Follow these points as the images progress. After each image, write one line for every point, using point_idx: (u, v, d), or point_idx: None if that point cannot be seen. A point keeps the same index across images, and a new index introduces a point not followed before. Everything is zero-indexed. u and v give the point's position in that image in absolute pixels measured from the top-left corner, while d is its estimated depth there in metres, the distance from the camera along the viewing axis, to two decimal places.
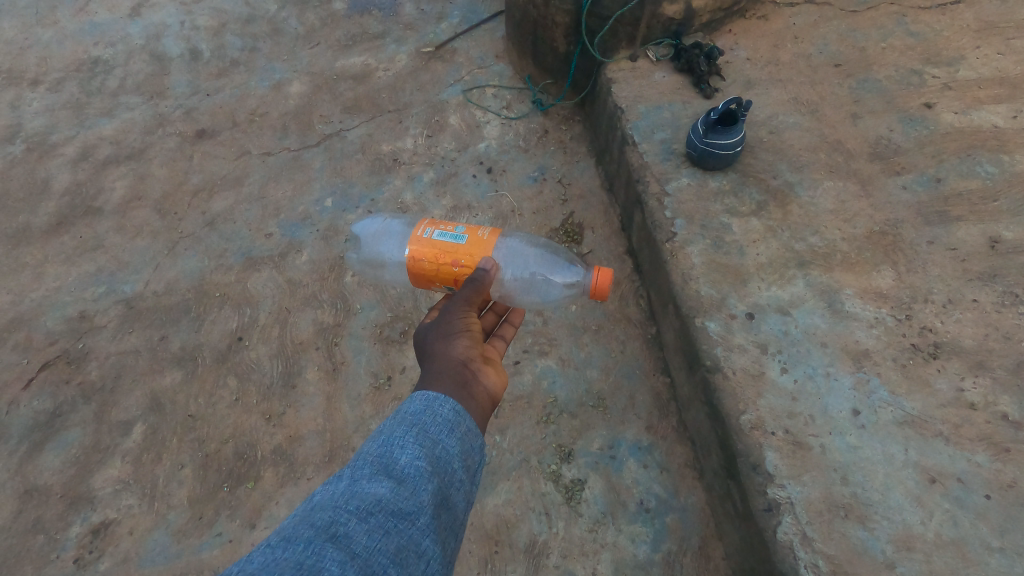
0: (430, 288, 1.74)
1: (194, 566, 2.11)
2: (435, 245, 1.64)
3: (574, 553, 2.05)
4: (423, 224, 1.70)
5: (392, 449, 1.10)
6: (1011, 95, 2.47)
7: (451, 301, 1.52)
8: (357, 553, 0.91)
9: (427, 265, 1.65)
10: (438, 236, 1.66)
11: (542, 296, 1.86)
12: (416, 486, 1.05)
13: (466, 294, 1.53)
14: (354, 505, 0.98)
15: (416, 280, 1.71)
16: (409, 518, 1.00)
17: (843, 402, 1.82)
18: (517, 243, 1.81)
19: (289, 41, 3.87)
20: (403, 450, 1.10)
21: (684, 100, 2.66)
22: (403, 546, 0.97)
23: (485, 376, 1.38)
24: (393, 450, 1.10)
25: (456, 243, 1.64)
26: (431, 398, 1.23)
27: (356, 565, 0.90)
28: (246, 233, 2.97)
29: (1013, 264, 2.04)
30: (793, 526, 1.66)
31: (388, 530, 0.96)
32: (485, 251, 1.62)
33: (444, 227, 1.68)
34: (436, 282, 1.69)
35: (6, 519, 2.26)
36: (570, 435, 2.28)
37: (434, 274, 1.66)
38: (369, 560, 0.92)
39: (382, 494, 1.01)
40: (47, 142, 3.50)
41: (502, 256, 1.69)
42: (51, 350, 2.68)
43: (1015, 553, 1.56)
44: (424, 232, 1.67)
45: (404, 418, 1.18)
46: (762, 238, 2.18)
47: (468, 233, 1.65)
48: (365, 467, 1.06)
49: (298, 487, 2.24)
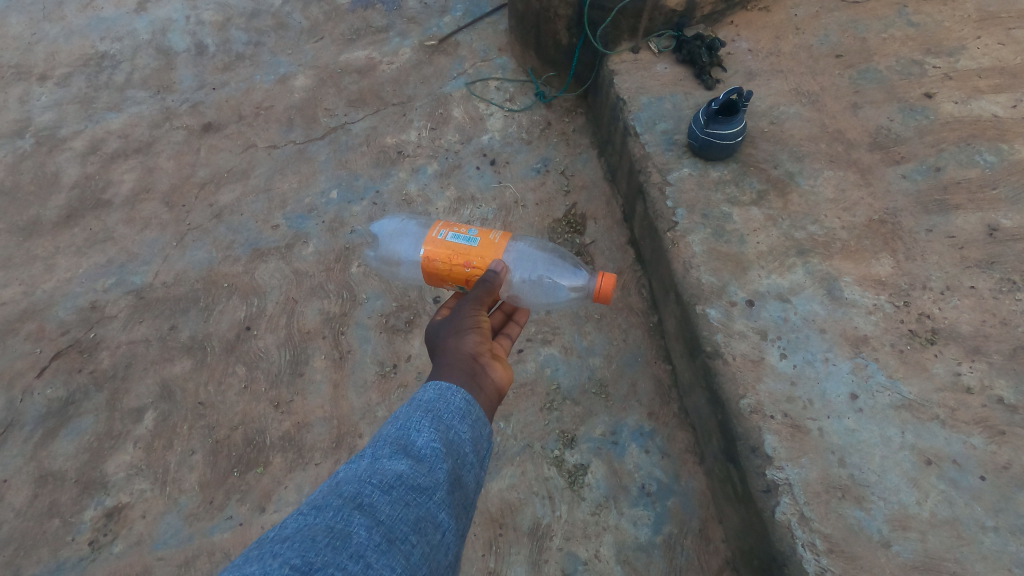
0: (442, 286, 1.78)
1: (206, 548, 2.16)
2: (448, 246, 1.68)
3: (577, 535, 2.09)
4: (438, 226, 1.74)
5: (409, 430, 1.14)
6: (1011, 85, 2.48)
7: (463, 300, 1.56)
8: (382, 521, 0.96)
9: (440, 265, 1.69)
10: (451, 238, 1.69)
11: (547, 299, 1.89)
12: (433, 465, 1.09)
13: (477, 293, 1.57)
14: (376, 479, 1.03)
15: (429, 279, 1.75)
16: (427, 492, 1.04)
17: (841, 386, 1.85)
18: (527, 246, 1.84)
19: (293, 36, 3.90)
20: (420, 432, 1.14)
21: (685, 92, 2.69)
22: (422, 517, 1.01)
23: (493, 371, 1.41)
24: (410, 431, 1.13)
25: (468, 245, 1.68)
26: (444, 388, 1.26)
27: (381, 531, 0.95)
28: (253, 224, 3.02)
29: (1011, 251, 2.06)
30: (791, 507, 1.70)
31: (408, 502, 1.01)
32: (496, 254, 1.66)
33: (458, 229, 1.71)
34: (448, 282, 1.73)
35: (22, 503, 2.32)
36: (572, 421, 2.32)
37: (446, 274, 1.70)
38: (392, 527, 0.96)
39: (402, 470, 1.05)
40: (56, 136, 3.55)
41: (513, 258, 1.71)
42: (63, 340, 2.73)
43: (1009, 532, 1.59)
44: (438, 233, 1.71)
45: (419, 404, 1.21)
46: (763, 227, 2.21)
47: (480, 236, 1.69)
48: (384, 446, 1.11)
49: (307, 472, 2.29)
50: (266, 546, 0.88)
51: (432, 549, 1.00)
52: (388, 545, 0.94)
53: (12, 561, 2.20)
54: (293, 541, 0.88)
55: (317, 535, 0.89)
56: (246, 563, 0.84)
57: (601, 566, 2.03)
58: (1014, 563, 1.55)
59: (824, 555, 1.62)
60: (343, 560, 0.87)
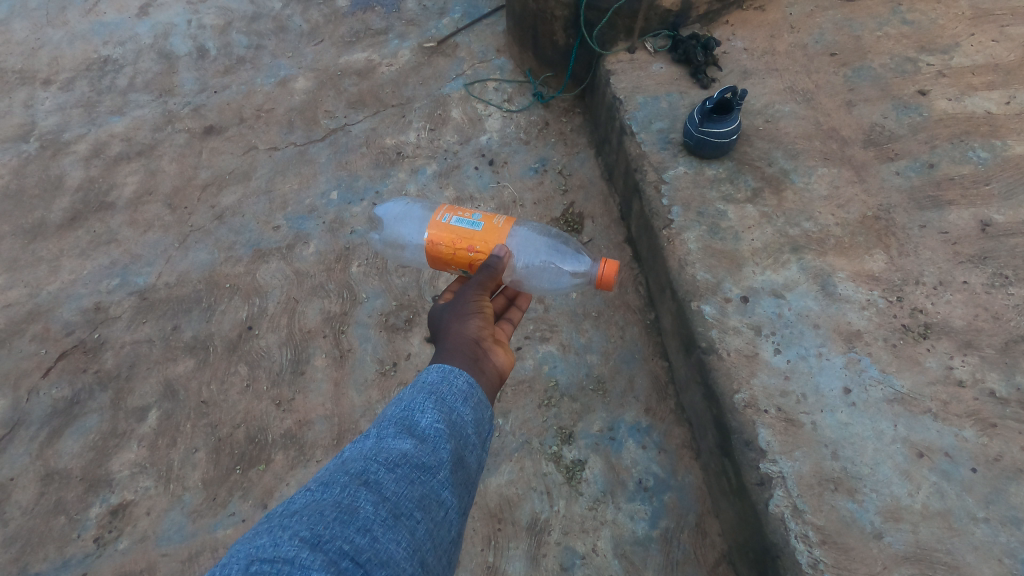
0: (445, 271, 1.81)
1: (210, 544, 2.20)
2: (452, 230, 1.71)
3: (575, 530, 2.11)
4: (442, 210, 1.77)
5: (413, 411, 1.16)
6: (1005, 81, 2.50)
7: (467, 285, 1.59)
8: (387, 497, 0.99)
9: (444, 249, 1.72)
10: (456, 222, 1.72)
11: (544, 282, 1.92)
12: (437, 445, 1.11)
13: (481, 279, 1.59)
14: (382, 457, 1.05)
15: (432, 262, 1.79)
16: (431, 471, 1.07)
17: (834, 380, 1.88)
18: (531, 231, 1.86)
19: (294, 38, 3.94)
20: (423, 413, 1.16)
21: (681, 91, 2.71)
22: (426, 495, 1.04)
23: (495, 355, 1.44)
24: (414, 412, 1.16)
25: (472, 229, 1.71)
26: (447, 370, 1.28)
27: (387, 507, 0.98)
28: (255, 225, 3.05)
29: (1003, 246, 2.08)
30: (784, 499, 1.72)
31: (412, 480, 1.04)
32: (500, 238, 1.68)
33: (462, 214, 1.74)
34: (451, 266, 1.76)
35: (29, 500, 2.35)
36: (570, 418, 2.34)
37: (450, 257, 1.73)
38: (397, 503, 0.99)
39: (406, 449, 1.08)
40: (60, 140, 3.59)
41: (516, 243, 1.74)
42: (68, 340, 2.77)
43: (1000, 523, 1.61)
44: (442, 217, 1.74)
45: (423, 386, 1.23)
46: (757, 224, 2.23)
47: (484, 221, 1.72)
48: (389, 426, 1.13)
49: (308, 469, 2.32)
50: (276, 519, 0.91)
51: (436, 526, 1.03)
52: (394, 521, 0.97)
53: (19, 558, 2.24)
54: (302, 514, 0.91)
55: (325, 510, 0.93)
56: (257, 535, 0.88)
57: (599, 559, 2.05)
58: (1005, 554, 1.57)
59: (817, 546, 1.64)
60: (350, 533, 0.91)
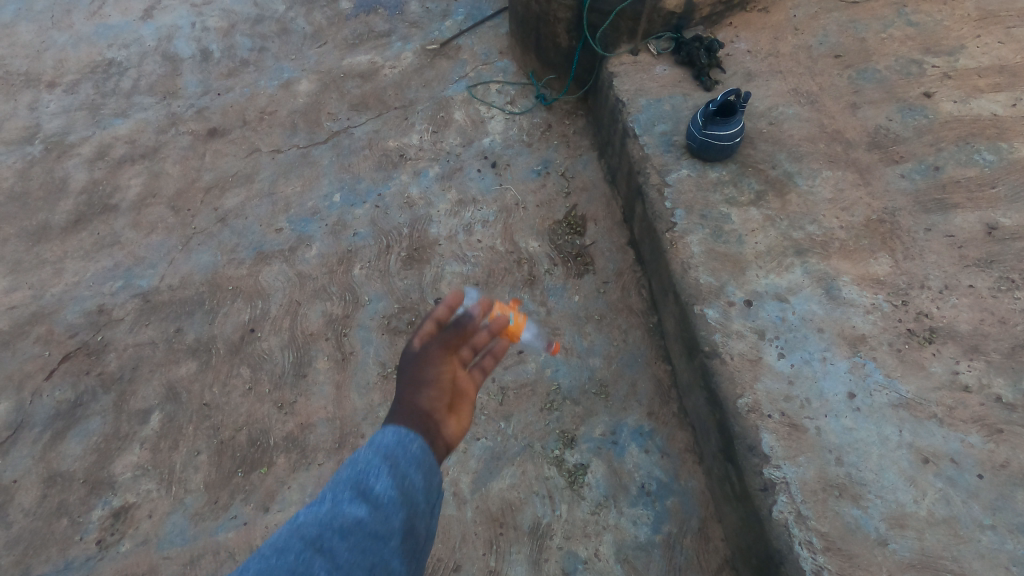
0: None
1: (212, 547, 2.20)
2: None
3: (577, 534, 2.10)
4: None
5: (368, 471, 0.96)
6: (1011, 83, 2.48)
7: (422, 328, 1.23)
8: (338, 568, 0.85)
9: None
10: None
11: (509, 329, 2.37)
12: (392, 513, 0.92)
13: (445, 334, 1.22)
14: (336, 523, 0.89)
15: None
16: (384, 541, 0.90)
17: (839, 385, 1.86)
18: None
19: (297, 40, 3.95)
20: (380, 476, 0.96)
21: (685, 93, 2.70)
22: (379, 565, 0.88)
23: (447, 428, 1.12)
24: (370, 473, 0.96)
25: None
26: (401, 437, 1.03)
27: None
28: (258, 228, 3.05)
29: (1009, 249, 2.07)
30: (789, 505, 1.71)
31: (364, 550, 0.87)
32: None
33: None
34: None
35: (32, 503, 2.36)
36: (572, 421, 2.33)
37: None
38: None
39: (361, 515, 0.90)
40: (64, 142, 3.60)
41: None
42: (72, 343, 2.77)
43: (1006, 530, 1.60)
44: None
45: (375, 448, 1.01)
46: (761, 228, 2.22)
47: None
48: (345, 487, 0.95)
49: (310, 472, 2.31)
50: None
51: None
52: None
53: (22, 560, 2.24)
54: None
55: None
56: None
57: (601, 564, 2.05)
58: (1011, 561, 1.56)
59: (821, 553, 1.63)
60: None
